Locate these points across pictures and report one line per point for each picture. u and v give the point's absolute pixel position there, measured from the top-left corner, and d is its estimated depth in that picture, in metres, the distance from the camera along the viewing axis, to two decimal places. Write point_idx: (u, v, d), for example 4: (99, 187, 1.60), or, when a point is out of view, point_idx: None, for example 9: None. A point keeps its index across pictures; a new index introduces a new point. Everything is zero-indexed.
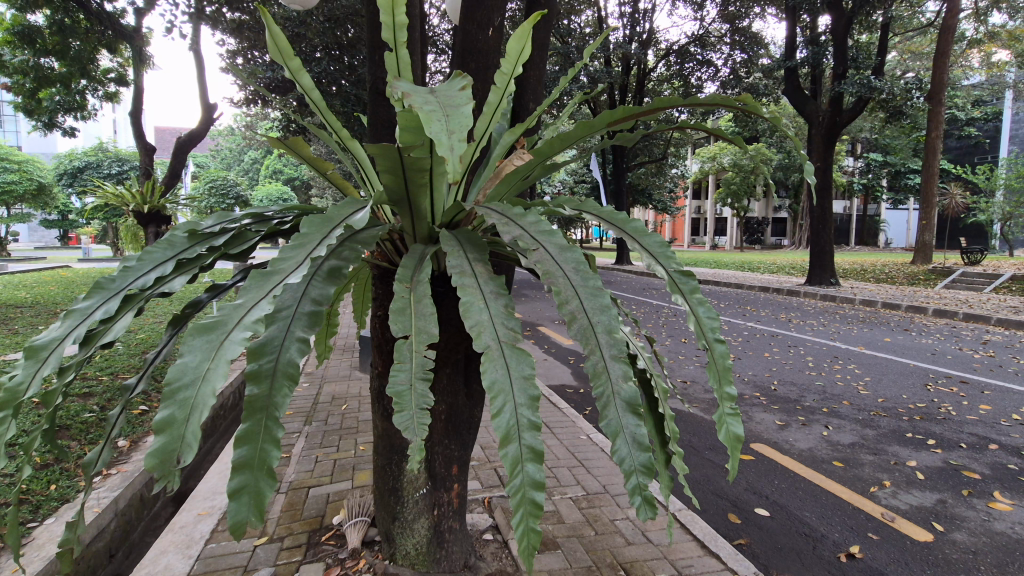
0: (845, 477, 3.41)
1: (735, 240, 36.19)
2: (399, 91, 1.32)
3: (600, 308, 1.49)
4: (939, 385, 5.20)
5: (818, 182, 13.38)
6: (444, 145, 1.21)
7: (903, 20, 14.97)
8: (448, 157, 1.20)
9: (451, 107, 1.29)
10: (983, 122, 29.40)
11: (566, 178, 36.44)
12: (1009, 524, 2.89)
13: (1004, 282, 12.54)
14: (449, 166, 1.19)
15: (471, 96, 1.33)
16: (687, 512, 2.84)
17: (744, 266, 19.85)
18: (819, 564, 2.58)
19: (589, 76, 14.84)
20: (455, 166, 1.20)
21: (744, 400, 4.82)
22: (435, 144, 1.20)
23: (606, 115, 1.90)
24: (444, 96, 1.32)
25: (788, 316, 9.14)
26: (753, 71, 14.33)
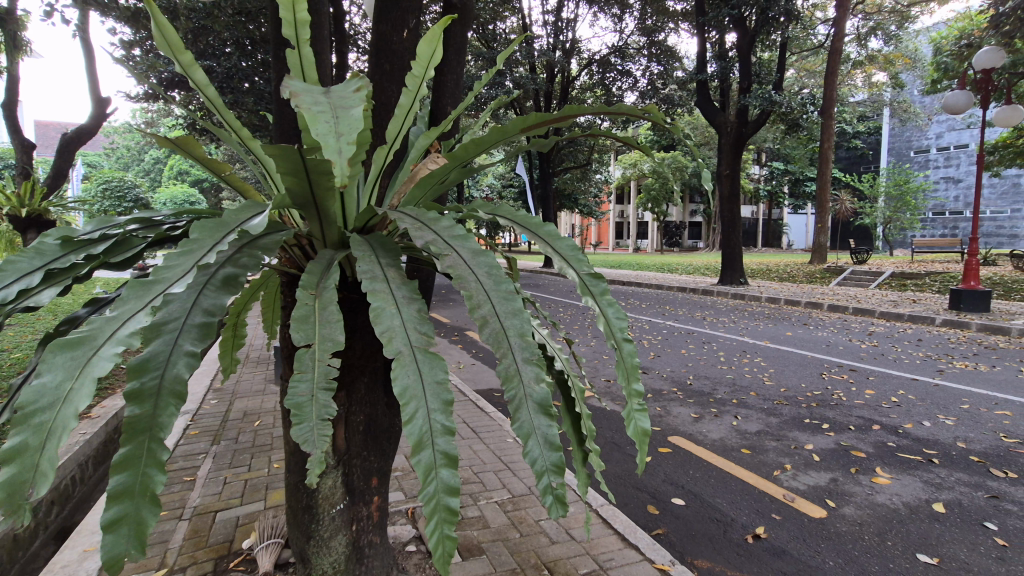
0: (752, 463, 3.66)
1: (656, 243, 37.94)
2: (290, 90, 1.25)
3: (512, 312, 1.51)
4: (832, 373, 5.73)
5: (727, 188, 14.35)
6: (332, 147, 1.15)
7: (798, 41, 16.36)
8: (336, 159, 1.14)
9: (342, 108, 1.23)
10: (867, 135, 32.75)
11: (495, 182, 36.73)
12: (888, 497, 3.22)
13: (886, 278, 14.02)
14: (337, 171, 1.13)
15: (365, 97, 1.28)
16: (608, 506, 2.94)
17: (663, 267, 20.86)
18: (729, 547, 2.75)
19: (514, 81, 15.00)
20: (343, 169, 1.15)
21: (662, 395, 5.05)
22: (321, 146, 1.14)
23: (519, 120, 1.90)
24: (337, 97, 1.26)
25: (703, 314, 9.70)
26: (669, 83, 15.09)
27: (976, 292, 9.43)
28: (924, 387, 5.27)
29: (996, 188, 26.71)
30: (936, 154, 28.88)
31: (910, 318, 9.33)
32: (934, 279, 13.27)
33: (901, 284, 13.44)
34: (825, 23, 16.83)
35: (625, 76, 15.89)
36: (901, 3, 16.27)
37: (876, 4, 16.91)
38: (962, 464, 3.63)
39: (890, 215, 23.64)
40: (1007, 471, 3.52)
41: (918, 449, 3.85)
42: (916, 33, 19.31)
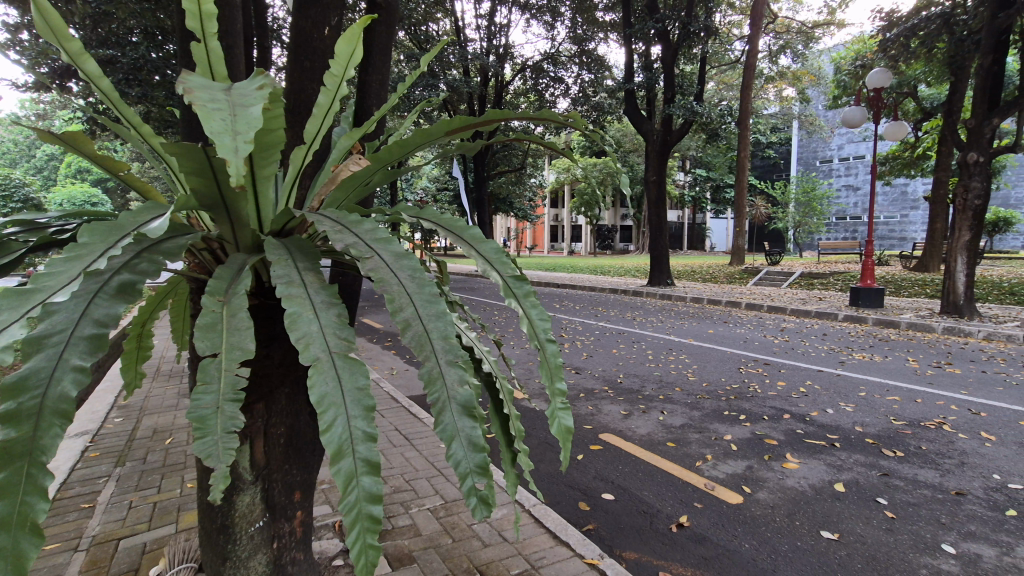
0: (676, 455, 3.84)
1: (589, 245, 38.97)
2: (183, 85, 1.18)
3: (436, 314, 1.49)
4: (748, 367, 6.13)
5: (654, 193, 15.00)
6: (227, 146, 1.10)
7: (716, 55, 17.39)
8: (231, 159, 1.09)
9: (241, 107, 1.17)
10: (778, 145, 35.31)
11: (429, 185, 36.34)
12: (797, 480, 3.48)
13: (796, 278, 15.16)
14: (231, 170, 1.07)
15: (267, 95, 1.22)
16: (540, 505, 2.98)
17: (596, 269, 21.44)
18: (654, 537, 2.87)
19: (447, 84, 14.93)
20: (238, 170, 1.09)
21: (594, 394, 5.19)
22: (215, 146, 1.08)
23: (444, 123, 1.88)
24: (238, 94, 1.20)
25: (633, 315, 10.09)
26: (599, 91, 15.52)
27: (872, 289, 10.42)
28: (827, 377, 5.76)
29: (887, 196, 29.66)
30: (838, 164, 31.61)
31: (816, 314, 10.15)
32: (837, 279, 14.52)
33: (809, 284, 14.58)
34: (741, 40, 17.99)
35: (557, 83, 16.22)
36: (806, 24, 17.74)
37: (784, 25, 18.33)
38: (858, 446, 3.99)
39: (800, 220, 25.61)
40: (896, 450, 3.91)
41: (822, 435, 4.20)
42: (819, 53, 21.09)
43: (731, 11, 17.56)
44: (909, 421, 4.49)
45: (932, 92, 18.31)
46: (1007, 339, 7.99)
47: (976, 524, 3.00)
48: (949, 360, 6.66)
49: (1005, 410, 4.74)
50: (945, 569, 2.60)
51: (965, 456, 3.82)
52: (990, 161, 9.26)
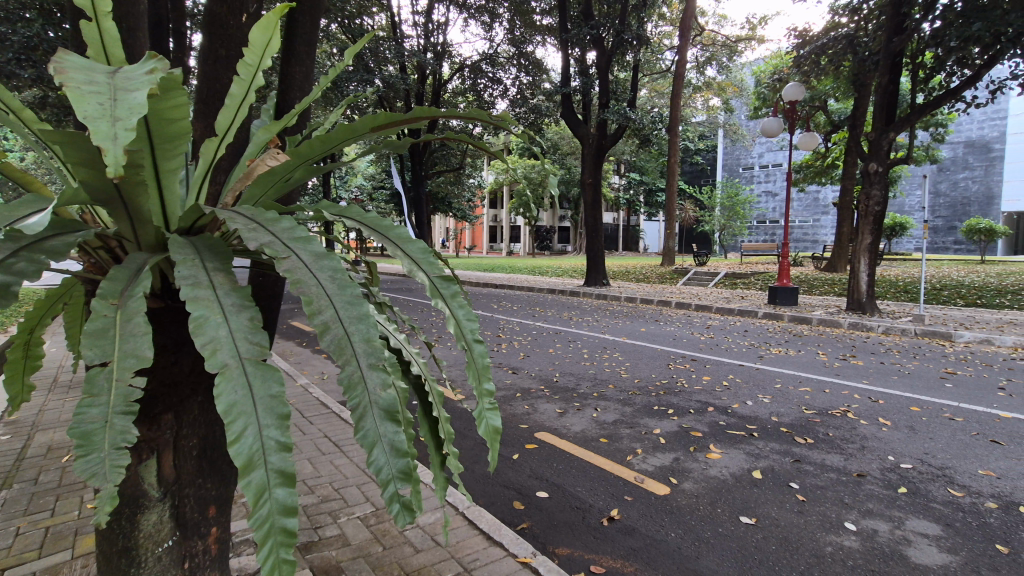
0: (608, 451, 3.94)
1: (528, 246, 39.33)
2: (55, 65, 1.08)
3: (358, 316, 1.44)
4: (677, 363, 6.41)
5: (590, 195, 15.37)
6: (104, 136, 1.01)
7: (648, 63, 18.08)
8: (109, 147, 1.00)
9: (122, 91, 1.08)
10: (705, 152, 37.22)
11: (365, 183, 35.44)
12: (719, 469, 3.67)
13: (721, 278, 16.02)
14: (107, 160, 1.00)
15: (157, 80, 1.14)
16: (473, 506, 2.97)
17: (534, 270, 21.66)
18: (587, 531, 2.93)
19: (383, 80, 14.61)
20: (116, 159, 1.01)
21: (531, 393, 5.25)
22: (90, 134, 1.00)
23: (367, 119, 1.81)
24: (122, 78, 1.11)
25: (569, 314, 10.29)
26: (537, 93, 15.70)
27: (788, 288, 11.20)
28: (748, 371, 6.12)
29: (801, 202, 32.04)
30: (759, 171, 33.77)
31: (739, 312, 10.78)
32: (758, 278, 15.49)
33: (732, 283, 15.46)
34: (670, 51, 18.81)
35: (495, 84, 16.25)
36: (730, 38, 18.81)
37: (710, 37, 19.34)
38: (774, 435, 4.27)
39: (724, 223, 27.12)
40: (807, 438, 4.21)
41: (742, 425, 4.45)
42: (742, 66, 22.43)
43: (662, 22, 18.32)
44: (819, 410, 4.85)
45: (839, 106, 19.96)
46: (902, 332, 8.84)
47: (874, 502, 3.28)
48: (853, 352, 7.27)
49: (900, 397, 5.23)
50: (847, 545, 2.83)
51: (866, 441, 4.17)
52: (887, 171, 10.23)
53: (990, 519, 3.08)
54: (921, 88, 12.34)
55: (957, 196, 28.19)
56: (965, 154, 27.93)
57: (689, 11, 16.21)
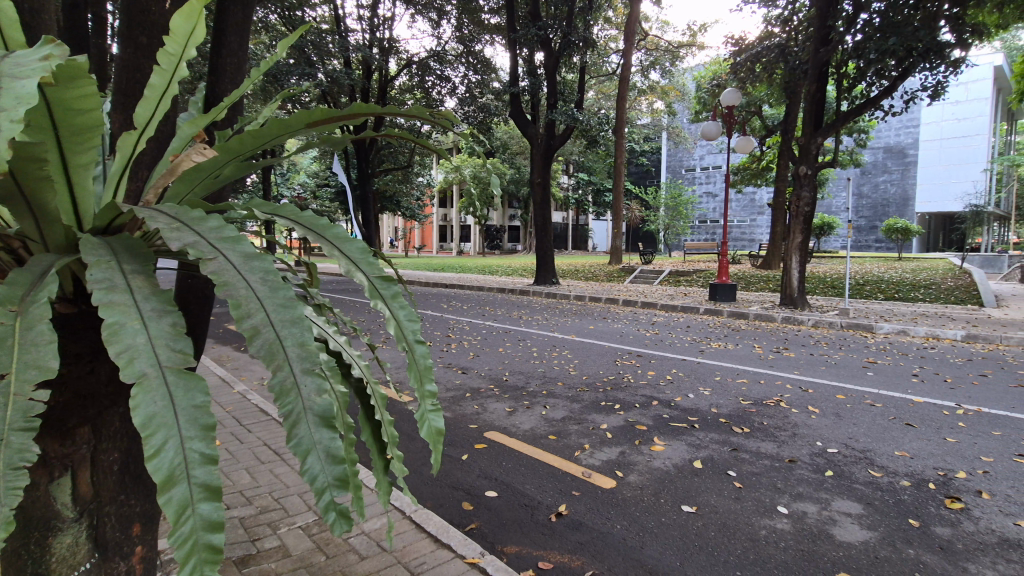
0: (556, 447, 3.99)
1: (478, 245, 39.27)
2: None
3: (291, 320, 1.39)
4: (624, 359, 6.58)
5: (539, 195, 15.51)
6: None
7: (594, 65, 18.44)
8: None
9: (8, 79, 0.99)
10: (650, 154, 38.39)
11: (309, 180, 34.32)
12: (662, 461, 3.79)
13: (666, 276, 16.58)
14: None
15: (51, 68, 1.05)
16: (420, 509, 2.93)
17: (484, 270, 21.66)
18: (534, 528, 2.95)
19: (326, 74, 14.22)
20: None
21: (480, 393, 5.24)
22: None
23: (303, 114, 1.74)
24: (11, 65, 1.03)
25: (519, 313, 10.36)
26: (485, 92, 15.67)
27: (727, 285, 11.72)
28: (690, 365, 6.36)
29: (739, 202, 33.62)
30: (701, 173, 35.13)
31: (682, 308, 11.19)
32: (699, 276, 16.12)
33: (676, 281, 16.03)
34: (616, 54, 19.27)
35: (443, 82, 16.10)
36: (672, 43, 19.49)
37: (654, 42, 19.94)
38: (714, 426, 4.45)
39: (669, 222, 28.07)
40: (744, 427, 4.42)
41: (684, 417, 4.62)
42: (684, 71, 23.26)
43: (608, 26, 18.71)
44: (754, 400, 5.10)
45: (773, 112, 21.06)
46: (829, 325, 9.44)
47: (804, 486, 3.48)
48: (786, 345, 7.71)
49: (827, 386, 5.59)
50: (779, 527, 2.98)
51: (796, 428, 4.42)
52: (816, 174, 10.88)
53: (905, 496, 3.34)
54: (845, 96, 13.22)
55: (877, 197, 30.39)
56: (884, 159, 30.12)
57: (633, 16, 16.66)
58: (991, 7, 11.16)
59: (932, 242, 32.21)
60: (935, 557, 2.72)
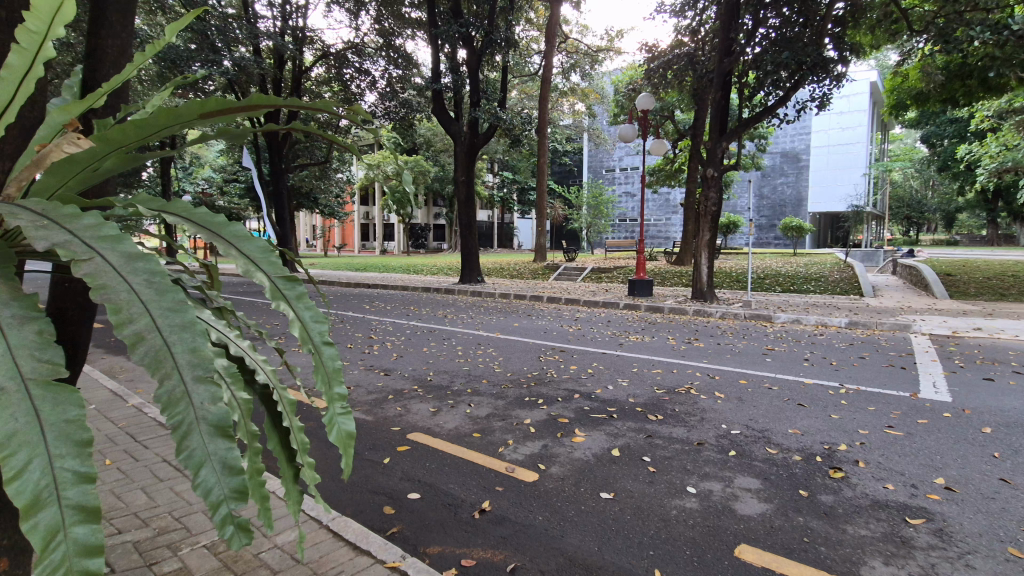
0: (480, 445, 4.00)
1: (402, 244, 38.54)
2: None
3: (182, 323, 1.30)
4: (547, 355, 6.72)
5: (463, 193, 15.46)
6: None
7: (517, 65, 18.67)
8: None
9: None
10: (572, 154, 39.44)
11: (216, 175, 31.99)
12: (582, 451, 3.93)
13: (588, 273, 17.11)
14: None
15: None
16: (339, 518, 2.84)
17: (409, 269, 21.25)
18: (458, 527, 2.94)
19: (234, 62, 13.42)
20: None
21: (404, 394, 5.15)
22: None
23: (195, 105, 1.59)
24: None
25: (444, 312, 10.29)
26: (407, 88, 15.46)
27: (645, 281, 12.30)
28: (610, 358, 6.62)
29: (655, 202, 35.40)
30: (620, 173, 36.63)
31: (603, 304, 11.61)
32: (619, 273, 16.79)
33: (598, 277, 16.58)
34: (537, 55, 19.62)
35: (363, 75, 15.62)
36: (592, 47, 20.14)
37: (574, 45, 20.48)
38: (631, 414, 4.67)
39: (591, 221, 29.04)
40: (658, 415, 4.67)
41: (603, 409, 4.80)
42: (603, 74, 24.11)
43: (529, 26, 19.01)
44: (668, 389, 5.40)
45: (684, 117, 22.37)
46: (734, 316, 10.19)
47: (710, 466, 3.73)
48: (696, 336, 8.23)
49: (732, 372, 6.04)
50: (688, 507, 3.19)
51: (704, 413, 4.74)
52: (721, 176, 11.68)
53: (796, 469, 3.68)
54: (747, 104, 14.28)
55: (776, 198, 33.18)
56: (781, 163, 32.90)
57: (554, 19, 17.05)
58: (865, 29, 12.51)
59: (822, 239, 35.65)
60: (820, 522, 3.02)
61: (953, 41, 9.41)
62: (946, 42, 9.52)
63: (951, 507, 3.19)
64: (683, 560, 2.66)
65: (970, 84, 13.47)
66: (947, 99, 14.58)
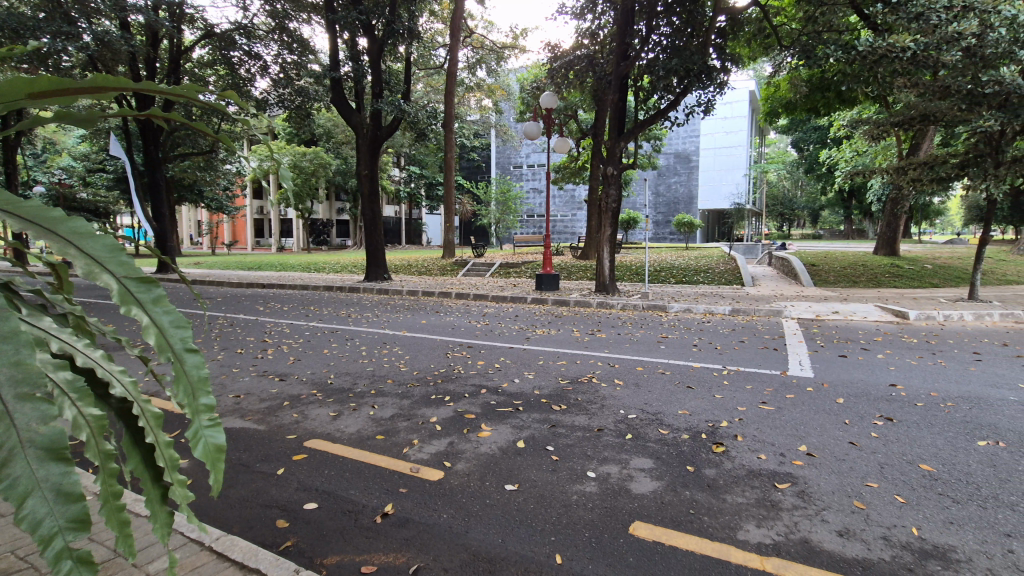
0: (383, 447, 3.89)
1: (302, 241, 36.50)
2: None
3: (3, 334, 1.13)
4: (455, 352, 6.69)
5: (367, 187, 14.89)
6: None
7: (421, 58, 18.29)
8: None
9: None
10: (480, 150, 39.56)
11: (77, 163, 28.17)
12: (488, 446, 3.95)
13: (497, 268, 17.28)
14: None
15: None
16: (224, 537, 2.64)
17: (309, 266, 20.17)
18: (359, 533, 2.84)
19: (95, 37, 11.94)
20: None
21: (301, 400, 4.87)
22: None
23: (20, 81, 1.35)
24: None
25: (347, 312, 9.88)
26: (303, 75, 14.61)
27: (551, 276, 12.62)
28: (516, 352, 6.73)
29: (561, 198, 36.50)
30: (527, 170, 37.39)
31: (511, 298, 11.79)
32: (526, 267, 17.12)
33: (506, 273, 16.82)
34: (442, 48, 19.43)
35: (253, 59, 14.51)
36: (497, 44, 20.25)
37: (479, 40, 20.48)
38: (536, 406, 4.79)
39: (499, 217, 29.35)
40: (561, 404, 4.83)
41: (509, 402, 4.87)
42: (509, 72, 24.39)
43: (434, 19, 18.71)
44: (571, 379, 5.61)
45: (586, 117, 23.25)
46: (633, 307, 10.79)
47: (609, 450, 3.92)
48: (599, 327, 8.61)
49: (630, 360, 6.40)
50: (587, 491, 3.32)
51: (605, 400, 4.97)
52: (620, 174, 12.26)
53: (685, 447, 3.97)
54: (643, 107, 15.14)
55: (670, 196, 35.57)
56: (675, 163, 35.36)
57: (459, 12, 16.93)
58: (743, 41, 13.81)
59: (710, 234, 38.76)
60: (704, 494, 3.29)
61: (814, 57, 10.70)
62: (809, 57, 10.73)
63: (810, 471, 3.61)
64: (582, 543, 2.77)
65: (828, 97, 15.21)
66: (811, 109, 16.35)
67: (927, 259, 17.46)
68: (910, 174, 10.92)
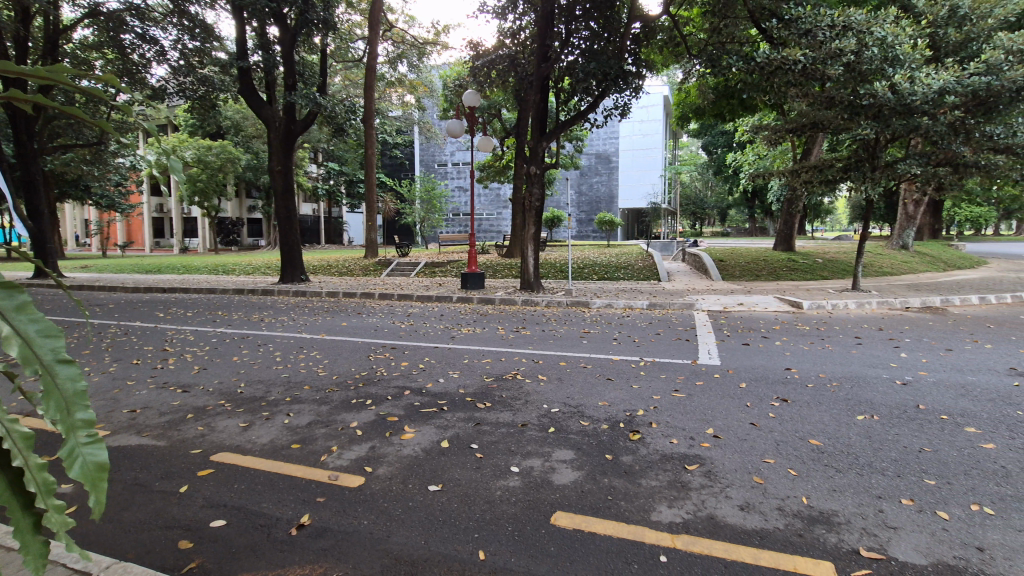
0: (299, 456, 3.73)
1: (209, 241, 33.99)
2: None
3: None
4: (377, 354, 6.52)
5: (280, 184, 14.04)
6: None
7: (338, 50, 17.61)
8: None
9: None
10: (403, 147, 38.77)
11: None
12: (411, 448, 3.90)
13: (421, 267, 17.03)
14: None
15: None
16: (116, 565, 2.42)
17: (217, 268, 18.82)
18: (272, 548, 2.71)
19: None
20: None
21: (207, 411, 4.55)
22: None
23: None
24: None
25: (259, 316, 9.32)
26: (206, 63, 13.56)
27: (476, 274, 12.62)
28: (441, 352, 6.67)
29: (486, 197, 36.58)
30: (452, 168, 37.22)
31: (436, 297, 11.67)
32: (452, 266, 17.01)
33: (431, 272, 16.63)
34: (360, 41, 18.81)
35: (147, 43, 13.25)
36: (418, 39, 19.92)
37: (400, 34, 20.02)
38: (460, 405, 4.77)
39: (424, 216, 28.89)
40: (486, 402, 4.85)
41: (433, 403, 4.82)
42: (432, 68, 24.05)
43: (351, 10, 18.09)
44: (496, 376, 5.65)
45: (510, 116, 23.45)
46: (557, 304, 11.04)
47: (532, 444, 4.00)
48: (524, 324, 8.74)
49: (554, 356, 6.55)
50: (511, 486, 3.37)
51: (528, 396, 5.06)
52: (543, 173, 12.43)
53: (604, 436, 4.13)
54: (564, 108, 15.53)
55: (593, 196, 36.77)
56: (596, 163, 36.68)
57: (377, 5, 16.47)
58: (655, 49, 14.53)
59: (630, 232, 40.45)
60: (621, 480, 3.45)
61: (718, 66, 11.46)
62: (714, 66, 11.41)
63: (716, 452, 3.88)
64: (505, 537, 2.81)
65: (732, 103, 16.35)
66: (717, 114, 17.52)
67: (818, 254, 19.25)
68: (803, 176, 11.91)
